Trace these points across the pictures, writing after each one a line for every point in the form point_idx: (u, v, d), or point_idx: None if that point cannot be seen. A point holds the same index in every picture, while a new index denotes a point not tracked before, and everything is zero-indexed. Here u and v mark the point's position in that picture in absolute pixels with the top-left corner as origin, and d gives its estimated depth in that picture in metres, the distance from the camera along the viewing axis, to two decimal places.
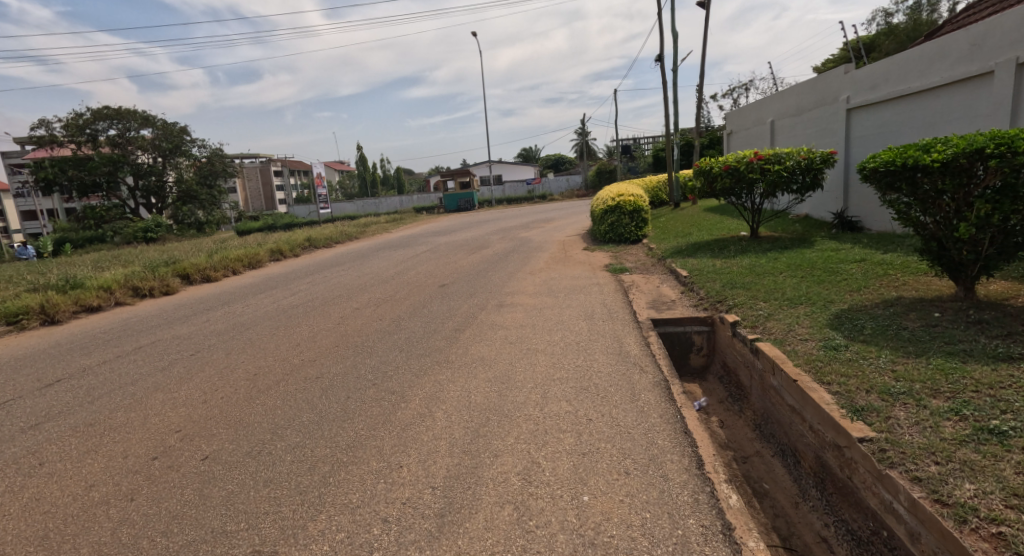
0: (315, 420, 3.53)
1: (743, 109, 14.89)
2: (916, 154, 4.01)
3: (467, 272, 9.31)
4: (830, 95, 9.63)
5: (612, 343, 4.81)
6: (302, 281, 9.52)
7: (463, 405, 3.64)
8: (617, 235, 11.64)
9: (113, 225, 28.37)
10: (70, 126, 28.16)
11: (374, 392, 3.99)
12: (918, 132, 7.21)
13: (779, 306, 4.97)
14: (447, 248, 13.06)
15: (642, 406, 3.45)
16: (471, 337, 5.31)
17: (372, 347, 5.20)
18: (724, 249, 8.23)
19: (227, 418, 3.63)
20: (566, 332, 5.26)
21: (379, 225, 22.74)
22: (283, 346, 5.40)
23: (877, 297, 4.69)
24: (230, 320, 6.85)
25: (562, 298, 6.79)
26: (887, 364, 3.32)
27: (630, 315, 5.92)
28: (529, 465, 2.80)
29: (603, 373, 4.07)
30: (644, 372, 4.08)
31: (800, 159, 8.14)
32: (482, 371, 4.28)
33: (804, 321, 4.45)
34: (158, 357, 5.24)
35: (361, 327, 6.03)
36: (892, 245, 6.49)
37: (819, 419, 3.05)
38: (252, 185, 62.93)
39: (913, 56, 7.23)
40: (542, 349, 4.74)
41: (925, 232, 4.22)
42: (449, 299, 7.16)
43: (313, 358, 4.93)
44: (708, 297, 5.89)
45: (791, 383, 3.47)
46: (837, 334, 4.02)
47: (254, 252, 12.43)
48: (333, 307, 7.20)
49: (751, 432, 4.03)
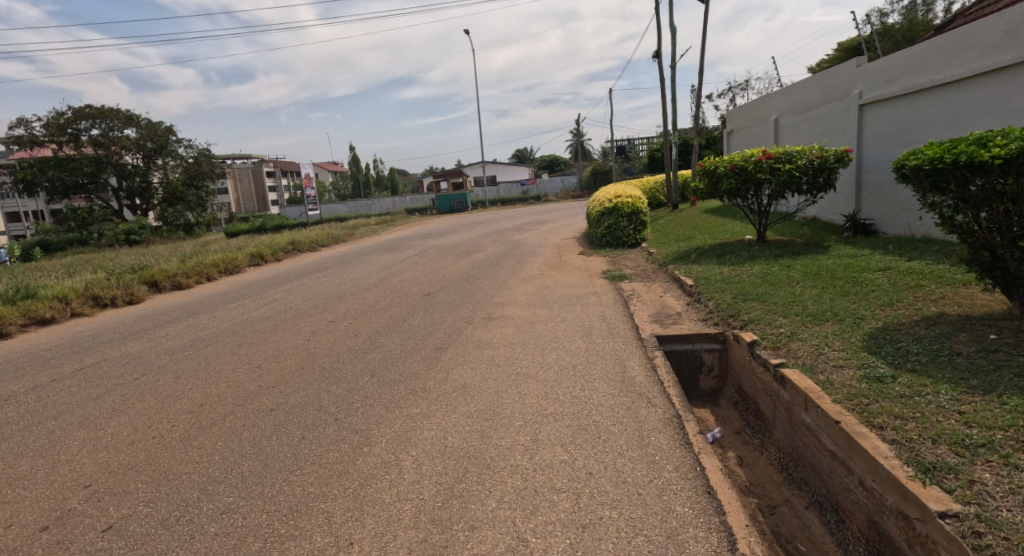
0: (256, 471, 2.90)
1: (745, 108, 14.35)
2: (970, 150, 3.47)
3: (455, 279, 8.71)
4: (840, 91, 9.11)
5: (613, 367, 4.21)
6: (278, 290, 8.86)
7: (436, 452, 3.03)
8: (615, 238, 11.06)
9: (95, 227, 27.57)
10: (49, 125, 27.32)
11: (334, 432, 3.36)
12: (940, 130, 6.69)
13: (803, 323, 4.38)
14: (436, 253, 12.45)
15: (653, 455, 2.86)
16: (453, 358, 4.71)
17: (341, 370, 4.59)
18: (731, 254, 7.67)
19: (152, 467, 3.00)
20: (560, 352, 4.65)
21: (368, 227, 22.11)
22: (240, 368, 4.76)
23: (914, 315, 4.13)
24: (191, 335, 6.21)
25: (557, 310, 6.20)
26: (951, 404, 2.74)
27: (631, 331, 5.33)
28: (514, 544, 2.19)
29: (603, 406, 3.46)
30: (653, 406, 3.48)
31: (812, 158, 7.57)
32: (463, 404, 3.67)
33: (834, 342, 3.88)
34: (96, 382, 4.59)
35: (331, 344, 5.40)
36: (917, 252, 5.95)
37: (873, 476, 2.46)
38: (243, 186, 62.13)
39: (936, 46, 6.69)
40: (534, 374, 4.13)
41: (975, 239, 3.67)
42: (433, 312, 6.54)
43: (272, 384, 4.31)
44: (717, 311, 5.31)
45: (831, 425, 2.87)
46: (878, 359, 3.45)
47: (231, 257, 11.76)
48: (306, 320, 6.56)
49: (777, 476, 3.44)
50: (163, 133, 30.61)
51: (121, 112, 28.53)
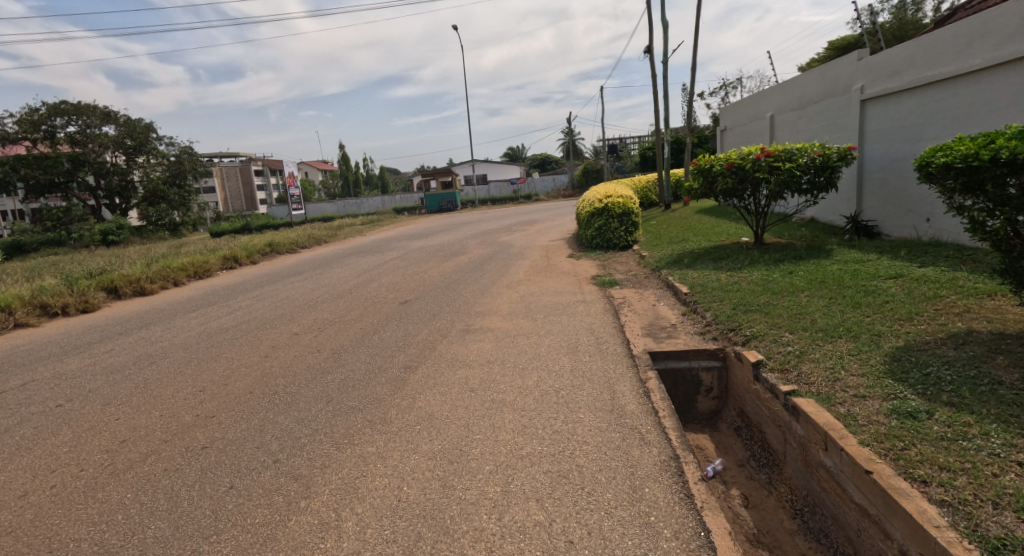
0: (161, 538, 2.37)
1: (738, 105, 13.91)
2: (1011, 145, 3.00)
3: (435, 285, 8.17)
4: (840, 86, 8.65)
5: (600, 392, 3.70)
6: (245, 297, 8.28)
7: (386, 509, 2.51)
8: (605, 241, 10.58)
9: (70, 227, 26.68)
10: (23, 122, 26.44)
11: (268, 479, 2.83)
12: (950, 127, 6.25)
13: (812, 341, 3.90)
14: (420, 255, 11.94)
15: (647, 514, 2.36)
16: (423, 380, 4.19)
17: (296, 395, 4.06)
18: (727, 258, 7.22)
19: (34, 532, 2.46)
20: (542, 373, 4.15)
21: (353, 227, 21.51)
22: (180, 393, 4.21)
23: (938, 332, 3.66)
24: (138, 349, 5.65)
25: (542, 321, 5.71)
26: (1006, 451, 2.26)
27: (622, 346, 4.83)
28: None
29: (589, 446, 2.96)
30: (646, 445, 2.98)
31: (814, 155, 7.11)
32: (426, 441, 3.16)
33: (852, 365, 3.40)
34: (12, 410, 4.03)
35: (289, 363, 4.86)
36: (928, 257, 5.52)
37: (920, 549, 1.97)
38: (230, 185, 61.08)
39: (946, 37, 6.26)
40: (510, 402, 3.62)
41: (1013, 248, 3.20)
42: (407, 323, 6.01)
43: (213, 412, 3.78)
44: (716, 324, 4.84)
45: (860, 474, 2.38)
46: (905, 388, 2.98)
47: (202, 260, 11.15)
48: (268, 332, 6.01)
49: (790, 523, 2.96)
50: (143, 130, 29.75)
51: (99, 108, 27.70)
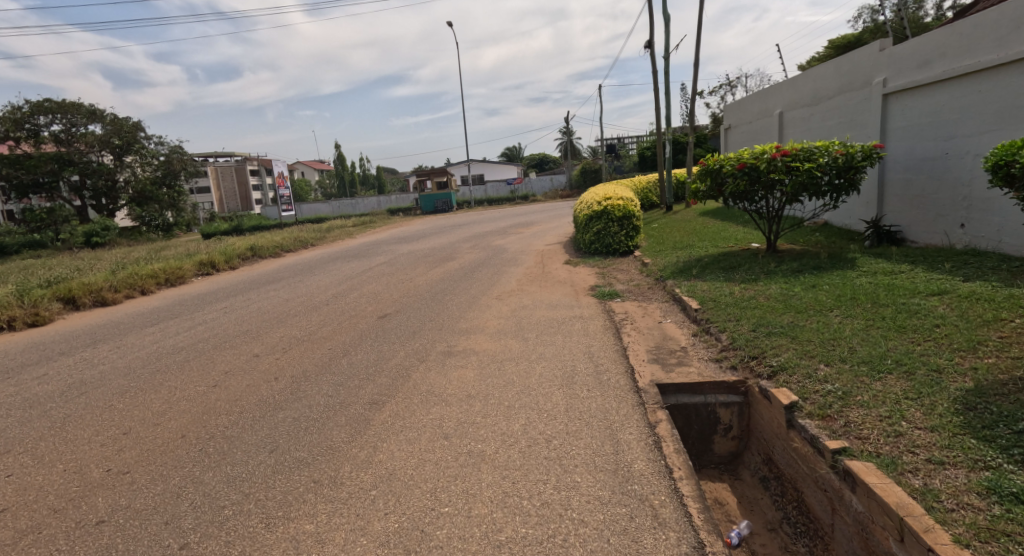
0: None
1: (744, 101, 13.22)
2: None
3: (420, 296, 7.49)
4: (858, 79, 7.98)
5: (600, 444, 3.02)
6: (212, 308, 7.59)
7: None
8: (604, 246, 9.91)
9: (54, 229, 25.85)
10: (5, 120, 25.56)
11: None
12: (990, 121, 5.57)
13: (857, 378, 3.23)
14: (409, 259, 11.26)
15: None
16: (388, 421, 3.51)
17: (233, 441, 3.37)
18: (740, 267, 6.56)
19: None
20: (532, 414, 3.47)
21: (344, 229, 20.78)
22: (98, 437, 3.51)
23: (1013, 368, 3.00)
24: (73, 374, 4.94)
25: (534, 342, 5.04)
26: None
27: (626, 375, 4.16)
28: None
29: (586, 530, 2.28)
30: (661, 527, 2.30)
31: (835, 154, 6.44)
32: (381, 516, 2.47)
33: (916, 415, 2.73)
34: None
35: (238, 395, 4.17)
36: (971, 270, 4.87)
37: None
38: (224, 185, 60.27)
39: (986, 20, 5.58)
40: (490, 457, 2.94)
41: None
42: (382, 343, 5.32)
43: (130, 466, 3.10)
44: (734, 349, 4.17)
45: None
46: (998, 454, 2.30)
47: (176, 267, 10.44)
48: (224, 354, 5.32)
49: None
50: (129, 129, 28.88)
51: (83, 106, 26.87)
